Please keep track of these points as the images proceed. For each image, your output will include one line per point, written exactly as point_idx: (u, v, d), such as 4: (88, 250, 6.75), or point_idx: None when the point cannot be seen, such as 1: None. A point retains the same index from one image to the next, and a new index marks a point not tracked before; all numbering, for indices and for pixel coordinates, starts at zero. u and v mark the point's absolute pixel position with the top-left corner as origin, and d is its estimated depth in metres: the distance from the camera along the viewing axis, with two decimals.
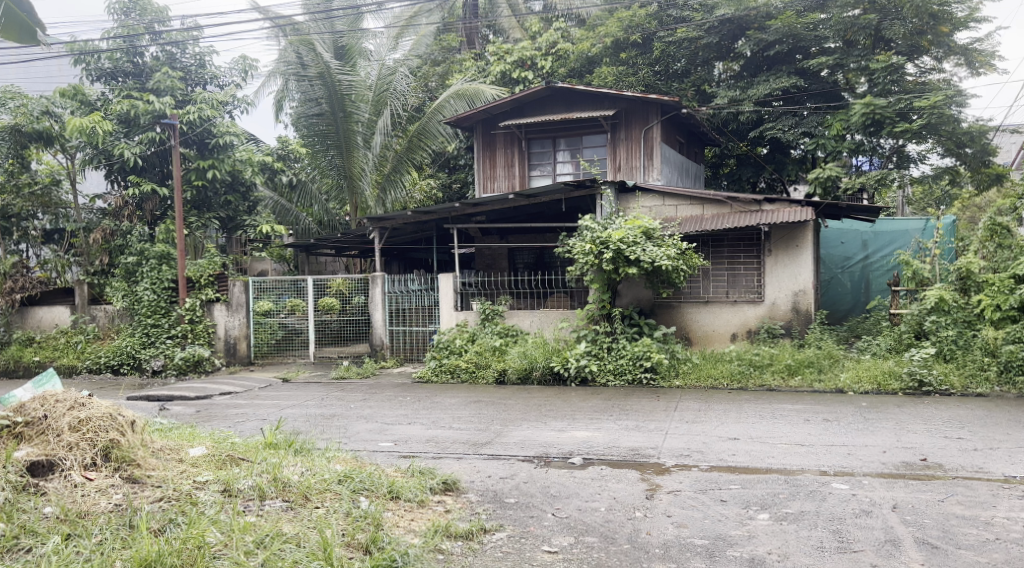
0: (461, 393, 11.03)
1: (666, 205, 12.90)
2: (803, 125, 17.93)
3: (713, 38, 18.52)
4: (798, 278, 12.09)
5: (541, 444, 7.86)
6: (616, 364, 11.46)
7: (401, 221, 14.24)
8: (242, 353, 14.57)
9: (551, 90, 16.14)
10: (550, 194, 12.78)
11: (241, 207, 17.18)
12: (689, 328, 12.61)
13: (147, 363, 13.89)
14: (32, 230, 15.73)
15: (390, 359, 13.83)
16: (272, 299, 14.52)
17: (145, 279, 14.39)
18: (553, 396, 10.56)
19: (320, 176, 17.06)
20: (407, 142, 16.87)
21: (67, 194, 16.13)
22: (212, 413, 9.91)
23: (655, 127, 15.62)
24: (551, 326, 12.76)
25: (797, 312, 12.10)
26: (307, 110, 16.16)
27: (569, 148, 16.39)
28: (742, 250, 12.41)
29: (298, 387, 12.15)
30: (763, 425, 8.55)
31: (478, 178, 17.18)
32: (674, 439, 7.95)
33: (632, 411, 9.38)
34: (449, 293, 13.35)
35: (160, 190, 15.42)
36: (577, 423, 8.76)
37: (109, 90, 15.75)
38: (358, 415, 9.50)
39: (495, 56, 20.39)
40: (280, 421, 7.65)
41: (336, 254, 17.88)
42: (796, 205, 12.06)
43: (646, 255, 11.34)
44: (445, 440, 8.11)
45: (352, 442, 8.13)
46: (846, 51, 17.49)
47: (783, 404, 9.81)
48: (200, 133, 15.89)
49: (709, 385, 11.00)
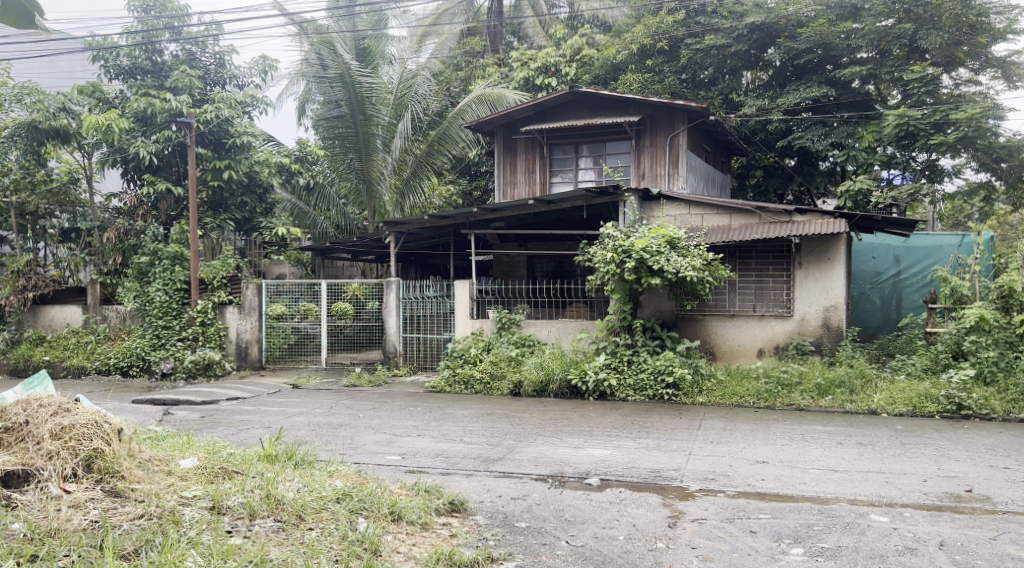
0: (475, 404, 10.62)
1: (692, 213, 12.43)
2: (832, 135, 17.40)
3: (743, 46, 18.04)
4: (829, 292, 11.57)
5: (557, 462, 7.43)
6: (636, 379, 11.01)
7: (418, 226, 13.88)
8: (253, 357, 14.25)
9: (575, 94, 15.72)
10: (571, 200, 12.38)
11: (257, 210, 17.10)
12: (714, 342, 12.11)
13: (157, 365, 13.65)
14: (48, 229, 15.55)
15: (403, 367, 13.45)
16: (285, 303, 14.19)
17: (158, 279, 14.14)
18: (570, 410, 10.12)
19: (338, 178, 16.67)
20: (427, 146, 16.66)
21: (84, 193, 15.94)
22: (216, 419, 9.58)
23: (681, 135, 15.16)
24: (569, 337, 12.32)
25: (828, 328, 11.57)
26: (328, 112, 15.88)
27: (592, 154, 15.92)
28: (771, 262, 11.92)
29: (308, 394, 11.80)
30: (793, 447, 8.07)
31: (499, 184, 16.78)
32: (697, 460, 7.49)
33: (653, 428, 8.92)
34: (464, 300, 12.96)
35: (175, 190, 15.23)
36: (594, 440, 8.33)
37: (128, 88, 15.55)
38: (366, 426, 9.12)
39: (519, 62, 20.08)
40: (282, 430, 7.29)
41: (353, 258, 17.54)
42: (828, 216, 11.57)
43: (670, 265, 10.89)
44: (455, 455, 7.71)
45: (357, 454, 7.74)
46: (878, 61, 16.94)
47: (813, 425, 9.31)
48: (217, 134, 15.67)
49: (734, 403, 10.51)
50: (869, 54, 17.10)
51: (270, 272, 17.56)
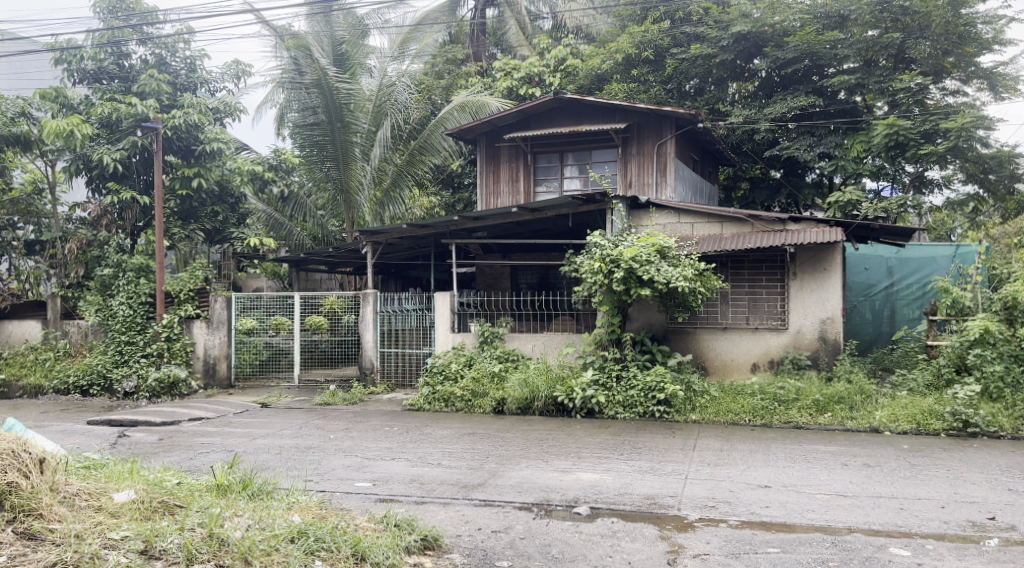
0: (454, 424, 9.97)
1: (683, 222, 11.89)
2: (821, 145, 16.96)
3: (729, 56, 17.60)
4: (825, 305, 11.05)
5: (542, 488, 6.81)
6: (625, 396, 10.42)
7: (397, 235, 13.27)
8: (222, 374, 13.53)
9: (559, 101, 15.17)
10: (556, 208, 11.81)
11: (230, 220, 16.05)
12: (706, 356, 11.56)
13: (119, 384, 12.94)
14: (10, 241, 14.74)
15: (380, 384, 12.77)
16: (255, 317, 13.51)
17: (121, 292, 13.40)
18: (557, 430, 9.51)
19: (316, 188, 16.25)
20: (407, 155, 16.19)
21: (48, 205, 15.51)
22: (176, 442, 8.90)
23: (669, 143, 14.65)
24: (554, 351, 11.72)
25: (825, 341, 11.03)
26: (304, 119, 15.30)
27: (578, 163, 15.36)
28: (764, 273, 11.39)
29: (277, 413, 11.11)
30: (796, 470, 7.49)
31: (481, 194, 16.18)
32: (695, 485, 6.90)
33: (645, 450, 8.32)
34: (445, 314, 12.34)
35: (141, 198, 14.46)
36: (582, 462, 7.71)
37: (93, 93, 14.74)
38: (336, 449, 8.47)
39: (502, 72, 19.58)
40: (238, 456, 6.64)
41: (330, 270, 16.89)
42: (824, 224, 11.05)
43: (660, 275, 10.35)
44: (432, 481, 7.07)
45: (324, 481, 7.10)
46: (866, 70, 16.44)
47: (814, 444, 8.75)
48: (186, 141, 15.00)
49: (729, 421, 9.94)
50: (856, 64, 16.75)
51: (246, 286, 16.79)
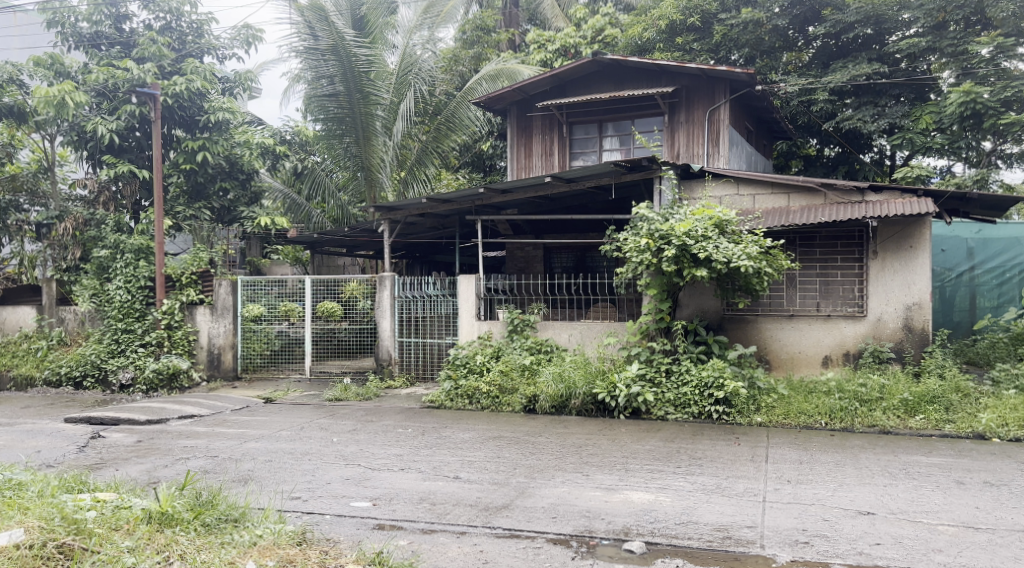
0: (478, 425, 8.57)
1: (742, 194, 10.32)
2: (886, 116, 15.20)
3: (784, 20, 15.93)
4: (911, 288, 9.46)
5: (582, 513, 5.41)
6: (677, 394, 8.96)
7: (416, 211, 11.89)
8: (227, 365, 12.31)
9: (598, 64, 13.63)
10: (596, 178, 10.33)
11: (240, 198, 14.83)
12: (769, 349, 9.98)
13: (115, 376, 11.76)
14: (17, 223, 13.63)
15: (398, 377, 11.48)
16: (263, 302, 12.24)
17: (119, 276, 12.21)
18: (598, 434, 8.08)
19: (337, 167, 14.83)
20: (434, 130, 14.82)
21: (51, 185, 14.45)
22: (154, 446, 7.64)
23: (723, 108, 12.97)
24: (593, 342, 10.21)
25: (910, 331, 9.44)
26: (319, 90, 13.76)
27: (618, 133, 13.75)
28: (839, 252, 9.80)
29: (279, 411, 9.84)
30: (902, 490, 5.97)
31: (512, 167, 14.76)
32: (777, 511, 5.46)
33: (706, 461, 6.84)
34: (470, 299, 10.93)
35: (141, 173, 13.26)
36: (631, 478, 6.26)
37: (91, 60, 13.55)
38: (334, 456, 7.12)
39: (536, 44, 17.99)
40: (196, 473, 5.39)
41: (349, 254, 15.60)
42: (911, 195, 9.43)
43: (720, 252, 8.84)
44: (446, 501, 5.71)
45: (314, 498, 5.82)
46: (936, 34, 14.76)
47: (913, 454, 7.18)
48: (189, 111, 13.84)
49: (801, 425, 8.47)
50: (926, 27, 14.93)
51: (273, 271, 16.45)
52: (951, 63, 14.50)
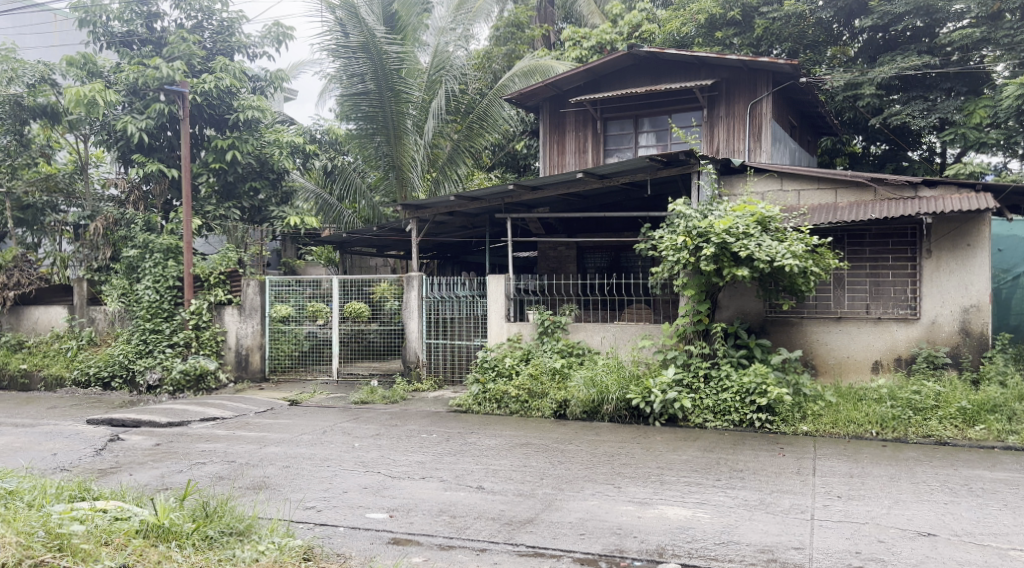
0: (506, 431, 8.20)
1: (786, 189, 9.80)
2: (937, 111, 14.46)
3: (828, 13, 15.32)
4: (969, 290, 8.86)
5: (612, 530, 5.02)
6: (716, 401, 8.50)
7: (444, 209, 11.57)
8: (255, 367, 12.10)
9: (634, 57, 13.19)
10: (629, 174, 9.91)
11: (270, 198, 14.67)
12: (815, 354, 9.45)
13: (142, 377, 11.63)
14: (56, 224, 13.78)
15: (426, 380, 11.15)
16: (291, 303, 12.01)
17: (147, 275, 12.08)
18: (632, 442, 7.66)
19: (368, 167, 14.51)
20: (466, 128, 14.46)
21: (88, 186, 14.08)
22: (171, 450, 7.41)
23: (765, 101, 12.45)
24: (627, 344, 9.76)
25: (968, 335, 8.85)
26: (350, 89, 13.44)
27: (654, 129, 13.29)
28: (890, 251, 9.23)
29: (303, 413, 9.58)
30: (964, 509, 5.46)
31: (545, 165, 14.38)
32: (826, 531, 5.01)
33: (748, 474, 6.38)
34: (499, 300, 10.58)
35: (170, 171, 13.20)
36: (666, 492, 5.84)
37: (123, 59, 13.51)
38: (354, 462, 6.81)
39: (570, 41, 17.49)
40: (198, 481, 5.13)
41: (380, 254, 15.33)
42: (969, 189, 8.83)
43: (762, 250, 8.36)
44: (468, 513, 5.36)
45: (328, 507, 5.50)
46: (991, 24, 14.03)
47: (975, 469, 6.63)
48: (218, 109, 13.76)
49: (851, 435, 7.95)
50: (980, 17, 14.20)
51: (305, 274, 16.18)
52: (1006, 55, 13.74)
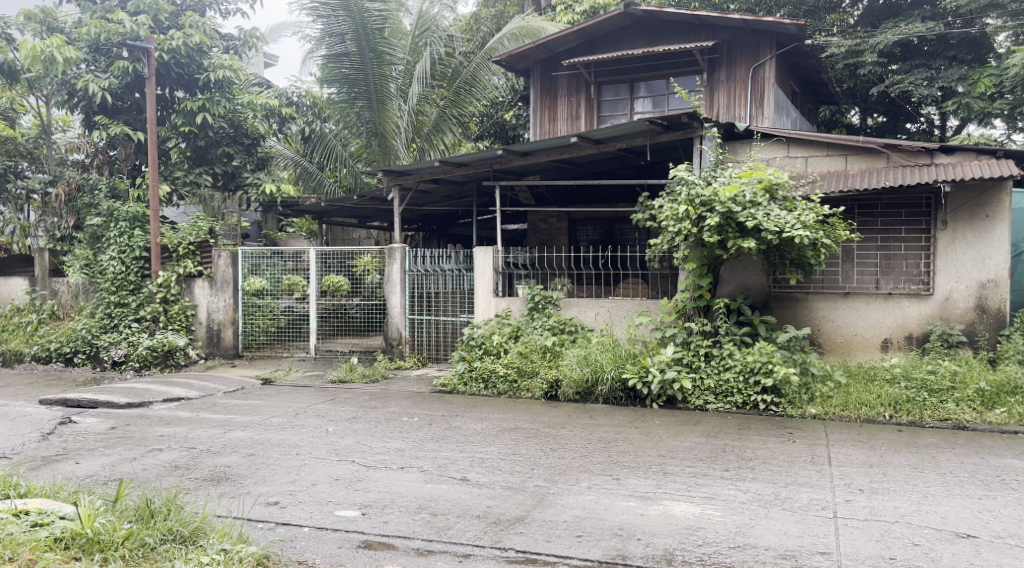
0: (493, 415, 7.58)
1: (794, 156, 9.17)
2: (940, 79, 13.80)
3: None
4: (986, 264, 8.31)
5: (613, 531, 4.44)
6: (718, 382, 7.94)
7: (427, 176, 10.86)
8: (227, 343, 11.41)
9: (630, 17, 12.44)
10: (627, 139, 9.26)
11: (245, 164, 13.85)
12: (821, 331, 8.88)
13: (106, 352, 10.95)
14: (19, 192, 12.97)
15: (408, 358, 10.54)
16: (266, 276, 11.30)
17: (112, 246, 11.31)
18: (629, 426, 7.06)
19: (349, 135, 13.81)
20: (451, 93, 13.67)
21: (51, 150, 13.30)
22: (126, 434, 6.75)
23: (768, 64, 11.76)
24: (623, 321, 9.16)
25: (983, 312, 8.32)
26: (327, 51, 12.63)
27: (651, 94, 12.59)
28: (903, 222, 8.64)
29: (276, 394, 8.94)
30: (997, 506, 4.90)
31: (536, 132, 13.68)
32: (853, 532, 4.45)
33: (758, 464, 5.81)
34: (487, 274, 9.96)
35: (136, 134, 12.41)
36: (671, 485, 5.26)
37: (85, 13, 12.64)
38: (326, 450, 6.19)
39: (562, 4, 16.59)
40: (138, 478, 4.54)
41: (362, 225, 14.62)
42: (990, 157, 8.23)
43: (771, 221, 7.75)
44: (451, 510, 4.77)
45: (294, 502, 4.90)
46: None
47: (1003, 458, 6.08)
48: (188, 68, 12.95)
49: (863, 419, 7.42)
50: None
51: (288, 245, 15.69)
52: (1014, 21, 13.08)
